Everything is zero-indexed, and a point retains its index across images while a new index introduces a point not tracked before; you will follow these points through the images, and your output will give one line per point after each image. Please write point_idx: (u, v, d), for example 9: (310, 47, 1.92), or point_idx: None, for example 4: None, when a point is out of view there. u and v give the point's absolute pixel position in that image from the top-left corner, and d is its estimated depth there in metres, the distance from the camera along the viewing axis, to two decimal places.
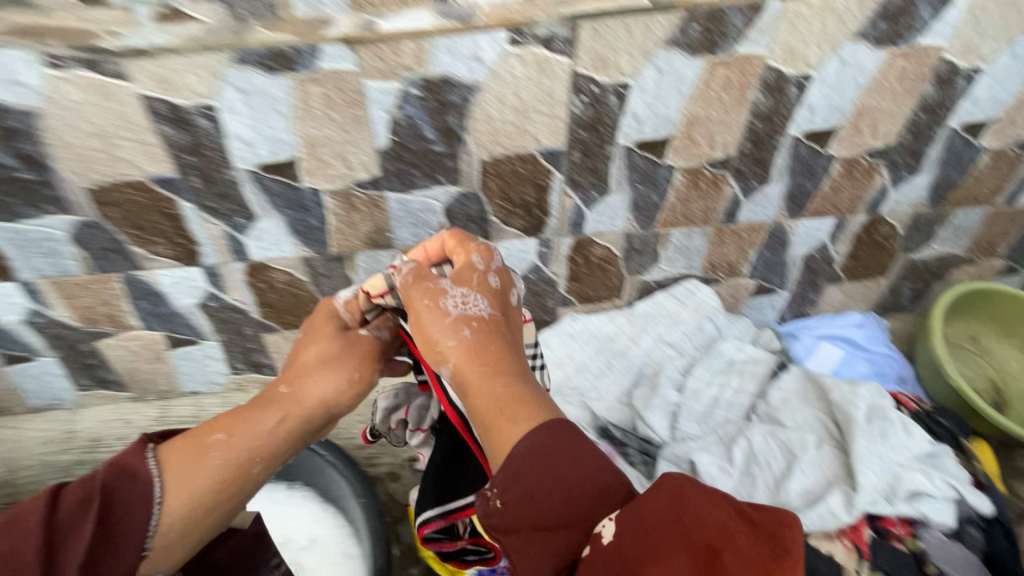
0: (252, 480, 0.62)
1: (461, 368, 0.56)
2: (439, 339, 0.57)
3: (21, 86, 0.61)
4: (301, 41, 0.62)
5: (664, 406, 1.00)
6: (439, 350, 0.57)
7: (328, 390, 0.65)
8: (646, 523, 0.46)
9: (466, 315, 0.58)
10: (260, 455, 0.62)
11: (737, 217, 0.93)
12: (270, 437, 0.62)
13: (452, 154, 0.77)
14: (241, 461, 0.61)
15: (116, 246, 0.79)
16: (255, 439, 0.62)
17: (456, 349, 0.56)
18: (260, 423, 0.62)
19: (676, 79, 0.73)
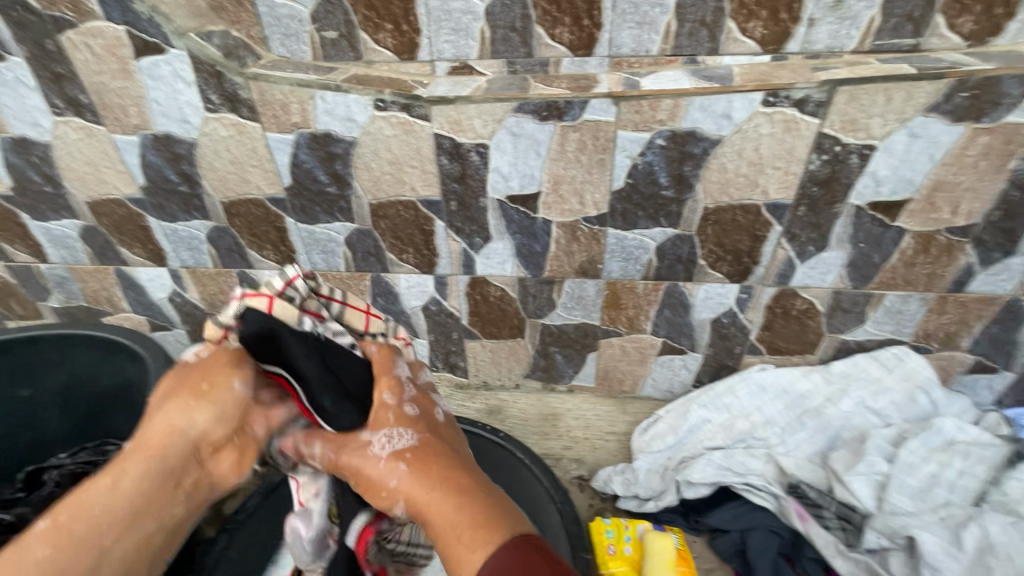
0: (87, 558, 0.52)
1: (332, 464, 0.65)
2: (302, 432, 0.67)
3: (188, 125, 0.83)
4: (393, 101, 0.77)
5: (870, 473, 0.81)
6: (307, 445, 0.66)
7: (214, 428, 0.61)
8: (431, 483, 0.58)
9: (314, 415, 0.67)
10: (100, 532, 0.53)
11: (789, 283, 0.89)
12: (97, 505, 0.54)
13: (514, 203, 0.85)
14: (44, 556, 0.51)
15: (237, 249, 0.99)
16: (96, 511, 0.54)
17: (320, 451, 0.66)
18: (70, 504, 0.54)
19: (730, 148, 0.76)
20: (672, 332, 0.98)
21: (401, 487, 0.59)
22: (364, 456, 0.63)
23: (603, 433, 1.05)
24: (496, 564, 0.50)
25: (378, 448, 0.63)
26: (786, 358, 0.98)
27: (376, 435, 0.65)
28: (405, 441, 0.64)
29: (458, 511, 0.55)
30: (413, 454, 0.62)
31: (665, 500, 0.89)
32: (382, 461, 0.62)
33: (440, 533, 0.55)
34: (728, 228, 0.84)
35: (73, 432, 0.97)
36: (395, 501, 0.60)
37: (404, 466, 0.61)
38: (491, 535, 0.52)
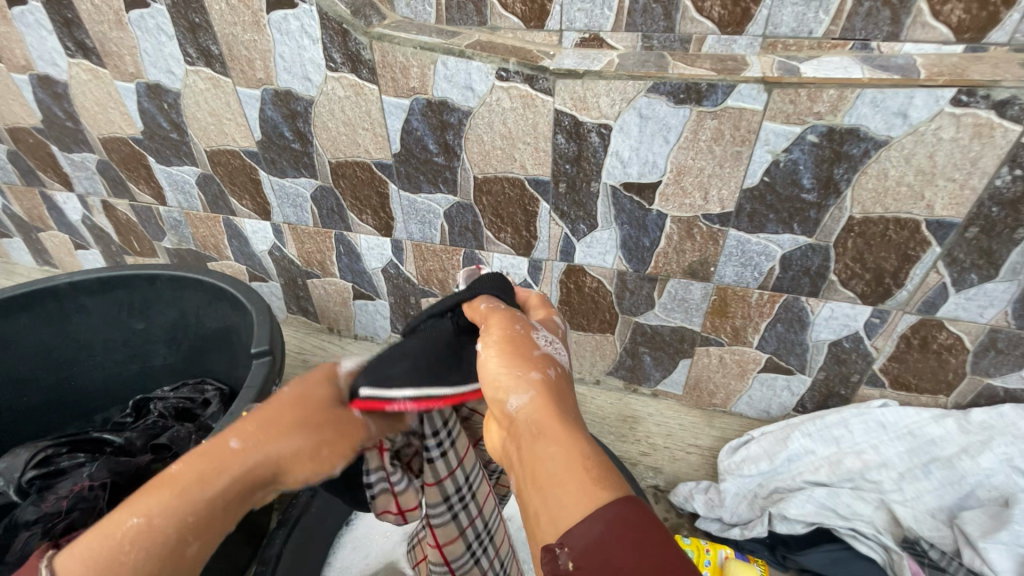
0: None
1: (531, 399, 0.43)
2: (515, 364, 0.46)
3: (309, 83, 0.83)
4: (517, 71, 0.72)
5: (1014, 545, 0.70)
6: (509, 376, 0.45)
7: (317, 473, 0.44)
8: (570, 408, 0.43)
9: (548, 354, 0.48)
10: (189, 545, 0.38)
11: (935, 313, 0.78)
12: (198, 515, 0.38)
13: (629, 191, 0.79)
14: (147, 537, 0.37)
15: (338, 210, 1.00)
16: (193, 523, 0.38)
17: (532, 377, 0.45)
18: (177, 499, 0.37)
19: (897, 152, 0.65)
20: (781, 349, 0.89)
21: (541, 386, 0.44)
22: (520, 335, 0.49)
23: (685, 444, 0.99)
24: (617, 520, 0.34)
25: (539, 342, 0.49)
26: (913, 395, 0.87)
27: (543, 334, 0.50)
28: (561, 358, 0.48)
29: (579, 439, 0.40)
30: (562, 369, 0.47)
31: (754, 529, 0.82)
32: (537, 351, 0.47)
33: (558, 456, 0.39)
34: (872, 243, 0.74)
35: (177, 367, 1.04)
36: (520, 392, 0.44)
37: (552, 371, 0.45)
38: (617, 483, 0.37)
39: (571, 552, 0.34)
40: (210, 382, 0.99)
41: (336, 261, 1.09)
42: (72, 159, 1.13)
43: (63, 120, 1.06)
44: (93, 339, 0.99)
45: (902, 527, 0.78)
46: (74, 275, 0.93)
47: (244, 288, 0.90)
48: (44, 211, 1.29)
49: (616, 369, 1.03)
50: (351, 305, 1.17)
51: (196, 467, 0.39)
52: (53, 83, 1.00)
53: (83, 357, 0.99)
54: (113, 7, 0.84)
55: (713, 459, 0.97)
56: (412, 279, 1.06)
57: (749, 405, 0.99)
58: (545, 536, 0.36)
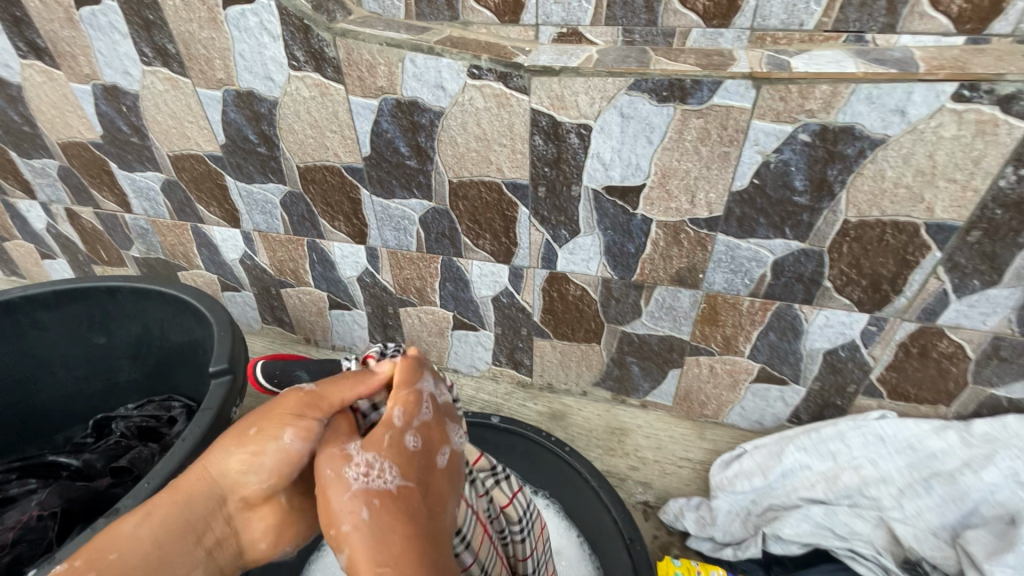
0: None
1: (353, 560, 0.43)
2: (336, 520, 0.45)
3: (272, 83, 0.78)
4: (490, 68, 0.68)
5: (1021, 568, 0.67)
6: (335, 533, 0.45)
7: (256, 485, 0.49)
8: (394, 549, 0.42)
9: (365, 490, 0.45)
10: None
11: (935, 320, 0.74)
12: (117, 551, 0.44)
13: (611, 195, 0.75)
14: None
15: (309, 217, 0.95)
16: (113, 561, 0.44)
17: (349, 536, 0.44)
18: (95, 546, 0.44)
19: (895, 151, 0.61)
20: (774, 359, 0.85)
21: (354, 539, 0.44)
22: (333, 476, 0.47)
23: (676, 457, 0.94)
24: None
25: (350, 476, 0.46)
26: (912, 405, 0.83)
27: (358, 456, 0.47)
28: (385, 479, 0.46)
29: None
30: (382, 502, 0.45)
31: (748, 550, 0.77)
32: (346, 495, 0.45)
33: None
34: (869, 248, 0.69)
35: (142, 383, 0.98)
36: (342, 549, 0.44)
37: (366, 513, 0.44)
38: None
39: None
40: (177, 399, 0.94)
41: (310, 270, 1.04)
42: (32, 166, 1.08)
43: (20, 125, 1.01)
44: (52, 354, 0.94)
45: (902, 547, 0.75)
46: (29, 289, 0.88)
47: (207, 301, 0.85)
48: (7, 220, 1.23)
49: (605, 379, 0.99)
50: (328, 315, 1.12)
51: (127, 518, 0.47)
52: (6, 85, 0.94)
53: (41, 375, 0.94)
54: (63, 4, 0.79)
55: (705, 473, 0.92)
56: (390, 287, 1.01)
57: (742, 416, 0.95)
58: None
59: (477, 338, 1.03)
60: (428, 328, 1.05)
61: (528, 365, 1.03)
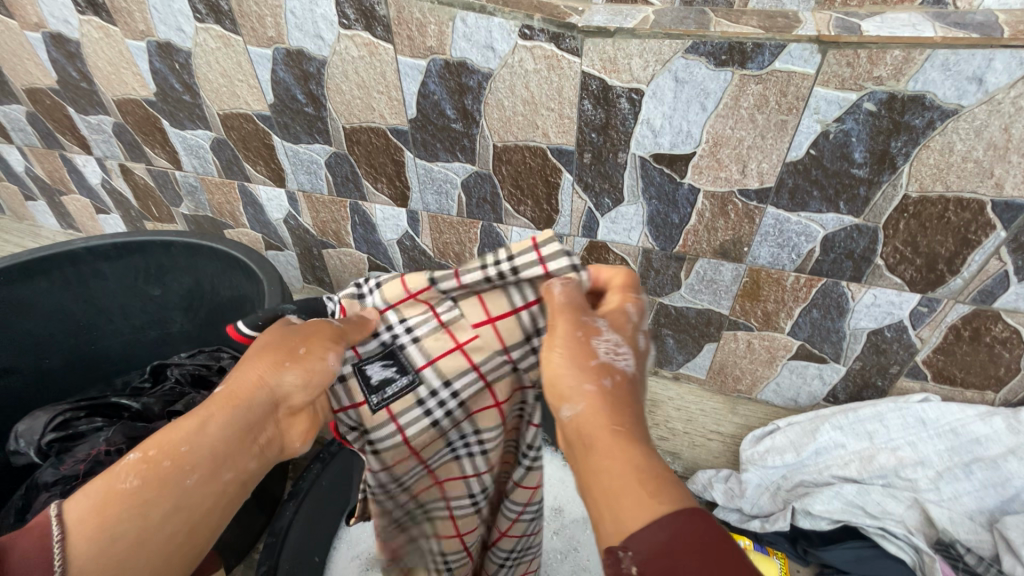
0: (163, 508, 0.38)
1: (593, 418, 0.39)
2: (572, 378, 0.41)
3: (322, 42, 0.79)
4: (543, 29, 0.66)
5: None
6: (566, 392, 0.41)
7: (303, 393, 0.46)
8: (631, 421, 0.39)
9: (611, 363, 0.42)
10: (182, 474, 0.39)
11: (992, 303, 0.71)
12: (190, 443, 0.40)
13: (659, 163, 0.73)
14: (126, 490, 0.38)
15: (353, 178, 0.96)
16: (185, 454, 0.39)
17: (591, 397, 0.40)
18: (166, 433, 0.40)
19: (967, 123, 0.58)
20: (815, 336, 0.84)
21: (594, 398, 0.40)
22: (577, 338, 0.43)
23: (706, 430, 0.95)
24: (676, 533, 0.31)
25: (597, 346, 0.43)
26: (957, 390, 0.82)
27: (607, 331, 0.44)
28: (624, 362, 0.42)
29: (652, 459, 0.36)
30: (624, 380, 0.41)
31: (776, 523, 0.78)
32: (593, 359, 0.42)
33: (614, 466, 0.36)
34: (928, 225, 0.67)
35: (194, 334, 1.04)
36: (572, 402, 0.40)
37: (609, 381, 0.41)
38: (683, 500, 0.34)
39: (634, 555, 0.32)
40: (226, 350, 0.99)
41: (351, 231, 1.06)
42: (89, 122, 1.12)
43: (78, 82, 1.04)
44: (110, 303, 0.99)
45: (936, 528, 0.74)
46: (90, 240, 0.92)
47: (256, 257, 0.88)
48: (65, 173, 1.28)
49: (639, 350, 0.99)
50: (368, 276, 1.15)
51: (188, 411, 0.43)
52: (66, 41, 0.97)
53: (101, 322, 1.00)
54: None
55: (734, 446, 0.93)
56: (429, 251, 1.03)
57: (778, 393, 0.95)
58: (603, 541, 0.34)
59: None
60: None
61: None
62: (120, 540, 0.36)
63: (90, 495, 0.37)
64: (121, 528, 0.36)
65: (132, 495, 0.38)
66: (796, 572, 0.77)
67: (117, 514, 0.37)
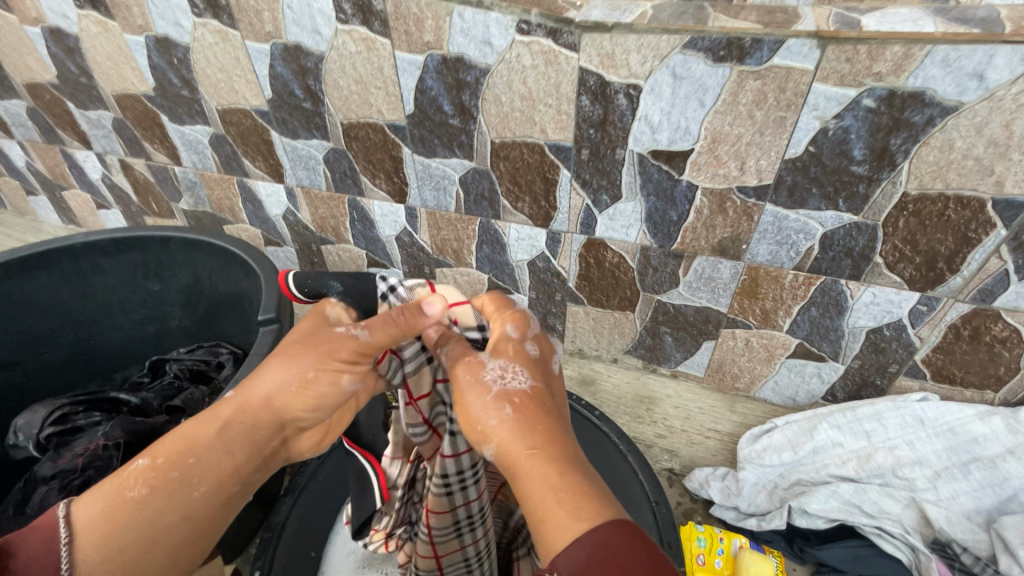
0: (172, 515, 0.43)
1: (507, 449, 0.42)
2: (479, 416, 0.45)
3: (319, 37, 0.78)
4: (540, 24, 0.66)
5: None
6: (480, 431, 0.45)
7: (311, 413, 0.51)
8: (540, 436, 0.42)
9: (505, 389, 0.46)
10: (190, 486, 0.44)
11: (992, 303, 0.71)
12: (196, 455, 0.45)
13: (657, 159, 0.73)
14: (136, 497, 0.42)
15: (351, 174, 0.96)
16: (191, 466, 0.44)
17: (499, 428, 0.43)
18: (176, 445, 0.45)
19: (968, 120, 0.58)
20: (813, 335, 0.83)
21: (505, 427, 0.43)
22: (471, 381, 0.48)
23: (703, 428, 0.95)
24: (594, 549, 0.34)
25: (489, 378, 0.47)
26: (956, 389, 0.82)
27: (491, 362, 0.49)
28: (519, 380, 0.46)
29: (561, 477, 0.39)
30: (522, 399, 0.45)
31: (772, 521, 0.78)
32: (490, 394, 0.46)
33: (532, 495, 0.38)
34: (928, 223, 0.67)
35: (193, 329, 1.04)
36: (490, 440, 0.44)
37: (508, 409, 0.44)
38: (594, 511, 0.36)
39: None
40: (225, 345, 0.99)
41: (350, 227, 1.06)
42: (88, 117, 1.12)
43: (77, 76, 1.04)
44: (110, 298, 1.00)
45: (932, 528, 0.74)
46: (89, 236, 0.92)
47: (254, 252, 0.88)
48: (65, 168, 1.28)
49: (638, 348, 0.99)
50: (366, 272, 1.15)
51: (192, 420, 0.47)
52: (65, 36, 0.97)
53: (101, 317, 1.00)
54: None
55: (732, 444, 0.92)
56: (427, 248, 1.02)
57: (776, 391, 0.95)
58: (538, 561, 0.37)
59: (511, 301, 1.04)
60: (463, 289, 1.07)
61: (561, 330, 1.03)
62: (129, 545, 0.41)
63: (104, 501, 0.42)
64: (129, 535, 0.41)
65: (141, 503, 0.42)
66: (792, 571, 0.77)
67: (128, 518, 0.41)
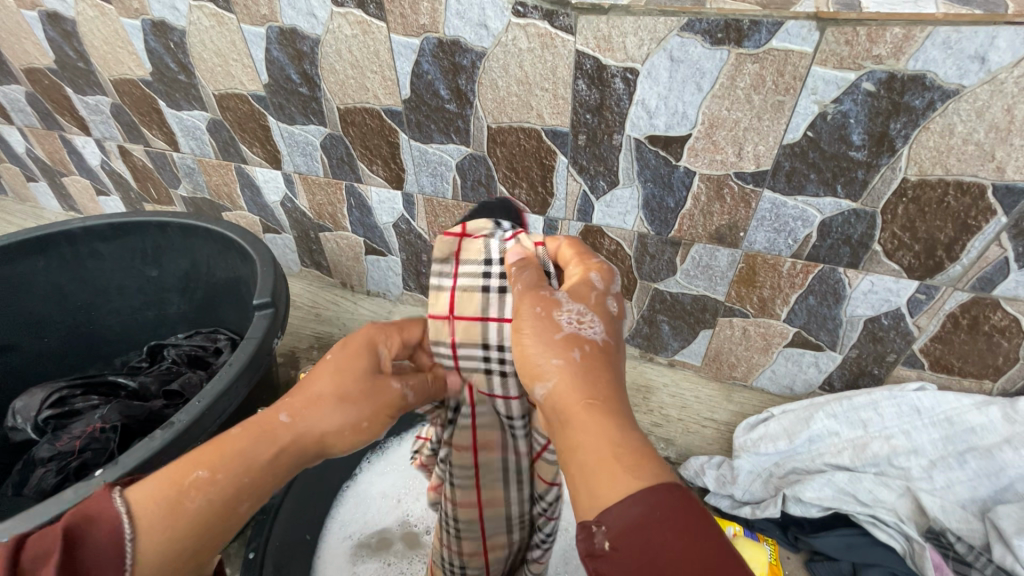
0: (219, 534, 0.41)
1: (560, 397, 0.40)
2: (537, 355, 0.42)
3: (315, 20, 0.78)
4: (536, 6, 0.65)
5: None
6: (536, 367, 0.42)
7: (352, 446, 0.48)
8: (601, 391, 0.40)
9: (577, 335, 0.42)
10: (243, 501, 0.41)
11: (991, 291, 0.70)
12: (251, 475, 0.42)
13: (654, 145, 0.72)
14: (193, 508, 0.39)
15: (348, 160, 0.96)
16: (245, 484, 0.41)
17: (557, 371, 0.41)
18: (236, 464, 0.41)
19: (969, 104, 0.57)
20: (811, 324, 0.83)
21: (563, 370, 0.41)
22: (541, 315, 0.43)
23: (700, 417, 0.94)
24: (641, 515, 0.32)
25: (561, 317, 0.43)
26: (955, 379, 0.81)
27: (567, 303, 0.44)
28: (592, 330, 0.43)
29: (619, 434, 0.37)
30: (592, 350, 0.42)
31: (766, 509, 0.78)
32: (558, 334, 0.43)
33: (584, 446, 0.37)
34: (927, 210, 0.66)
35: (191, 316, 1.04)
36: (544, 379, 0.41)
37: (576, 353, 0.41)
38: (651, 472, 0.34)
39: (606, 529, 0.32)
40: (223, 331, 0.99)
41: (347, 215, 1.06)
42: (87, 102, 1.11)
43: (75, 61, 1.04)
44: (109, 284, 1.00)
45: (927, 517, 0.74)
46: (87, 220, 0.92)
47: (250, 237, 0.87)
48: (65, 155, 1.29)
49: (635, 337, 0.99)
50: (364, 260, 1.15)
51: (248, 433, 0.43)
52: (62, 20, 0.96)
53: (100, 302, 1.01)
54: None
55: (728, 433, 0.92)
56: (424, 235, 1.02)
57: (773, 381, 0.94)
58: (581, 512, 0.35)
59: None
60: None
61: None
62: (178, 561, 0.39)
63: (157, 504, 0.38)
64: (180, 546, 0.39)
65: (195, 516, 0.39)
66: (786, 559, 0.77)
67: (182, 529, 0.39)
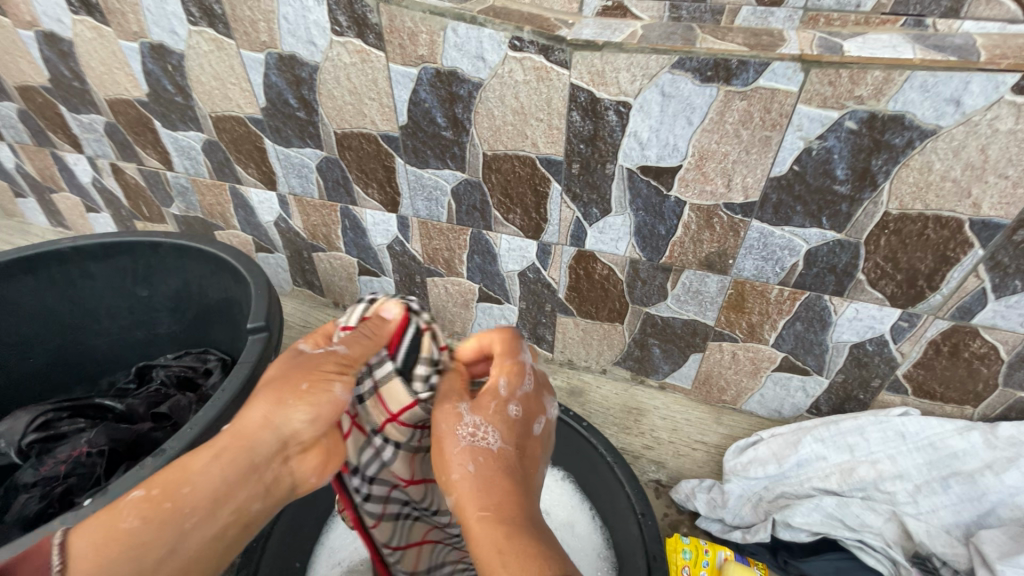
0: (160, 550, 0.44)
1: (464, 503, 0.49)
2: (447, 468, 0.52)
3: (314, 48, 0.79)
4: (532, 41, 0.67)
5: None
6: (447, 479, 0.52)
7: (311, 429, 0.50)
8: (490, 500, 0.49)
9: (473, 446, 0.52)
10: (183, 518, 0.46)
11: (970, 320, 0.73)
12: (190, 485, 0.46)
13: (645, 175, 0.74)
14: (128, 529, 0.44)
15: (344, 182, 0.97)
16: (185, 495, 0.46)
17: (463, 480, 0.50)
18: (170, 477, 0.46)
19: (946, 143, 0.59)
20: (798, 349, 0.85)
21: (465, 479, 0.50)
22: (449, 429, 0.53)
23: (691, 440, 0.95)
24: None
25: (461, 433, 0.52)
26: (937, 404, 0.84)
27: (467, 416, 0.53)
28: (489, 438, 0.52)
29: (504, 538, 0.45)
30: (488, 457, 0.51)
31: (756, 534, 0.78)
32: (458, 446, 0.52)
33: (479, 552, 0.45)
34: (908, 242, 0.68)
35: (180, 336, 1.03)
36: (451, 492, 0.51)
37: (473, 465, 0.51)
38: (532, 569, 0.43)
39: None
40: (213, 352, 0.98)
41: (341, 236, 1.07)
42: (80, 121, 1.11)
43: (70, 80, 1.04)
44: (97, 304, 0.99)
45: (913, 541, 0.76)
46: (77, 240, 0.92)
47: (245, 259, 0.87)
48: (56, 172, 1.28)
49: (627, 359, 1.00)
50: (357, 280, 1.15)
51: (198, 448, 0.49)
52: (59, 40, 0.97)
53: (88, 323, 1.00)
54: None
55: (718, 456, 0.93)
56: (418, 257, 1.03)
57: (762, 404, 0.96)
58: None
59: (502, 311, 1.04)
60: (453, 297, 1.07)
61: (552, 341, 1.04)
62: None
63: (95, 531, 0.44)
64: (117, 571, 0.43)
65: (129, 536, 0.44)
66: None
67: (116, 552, 0.43)
